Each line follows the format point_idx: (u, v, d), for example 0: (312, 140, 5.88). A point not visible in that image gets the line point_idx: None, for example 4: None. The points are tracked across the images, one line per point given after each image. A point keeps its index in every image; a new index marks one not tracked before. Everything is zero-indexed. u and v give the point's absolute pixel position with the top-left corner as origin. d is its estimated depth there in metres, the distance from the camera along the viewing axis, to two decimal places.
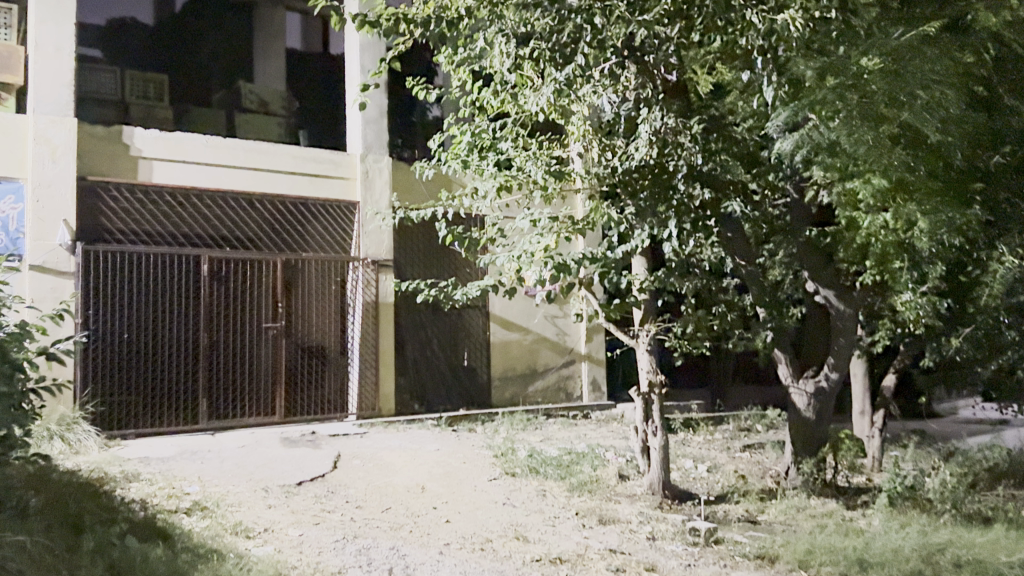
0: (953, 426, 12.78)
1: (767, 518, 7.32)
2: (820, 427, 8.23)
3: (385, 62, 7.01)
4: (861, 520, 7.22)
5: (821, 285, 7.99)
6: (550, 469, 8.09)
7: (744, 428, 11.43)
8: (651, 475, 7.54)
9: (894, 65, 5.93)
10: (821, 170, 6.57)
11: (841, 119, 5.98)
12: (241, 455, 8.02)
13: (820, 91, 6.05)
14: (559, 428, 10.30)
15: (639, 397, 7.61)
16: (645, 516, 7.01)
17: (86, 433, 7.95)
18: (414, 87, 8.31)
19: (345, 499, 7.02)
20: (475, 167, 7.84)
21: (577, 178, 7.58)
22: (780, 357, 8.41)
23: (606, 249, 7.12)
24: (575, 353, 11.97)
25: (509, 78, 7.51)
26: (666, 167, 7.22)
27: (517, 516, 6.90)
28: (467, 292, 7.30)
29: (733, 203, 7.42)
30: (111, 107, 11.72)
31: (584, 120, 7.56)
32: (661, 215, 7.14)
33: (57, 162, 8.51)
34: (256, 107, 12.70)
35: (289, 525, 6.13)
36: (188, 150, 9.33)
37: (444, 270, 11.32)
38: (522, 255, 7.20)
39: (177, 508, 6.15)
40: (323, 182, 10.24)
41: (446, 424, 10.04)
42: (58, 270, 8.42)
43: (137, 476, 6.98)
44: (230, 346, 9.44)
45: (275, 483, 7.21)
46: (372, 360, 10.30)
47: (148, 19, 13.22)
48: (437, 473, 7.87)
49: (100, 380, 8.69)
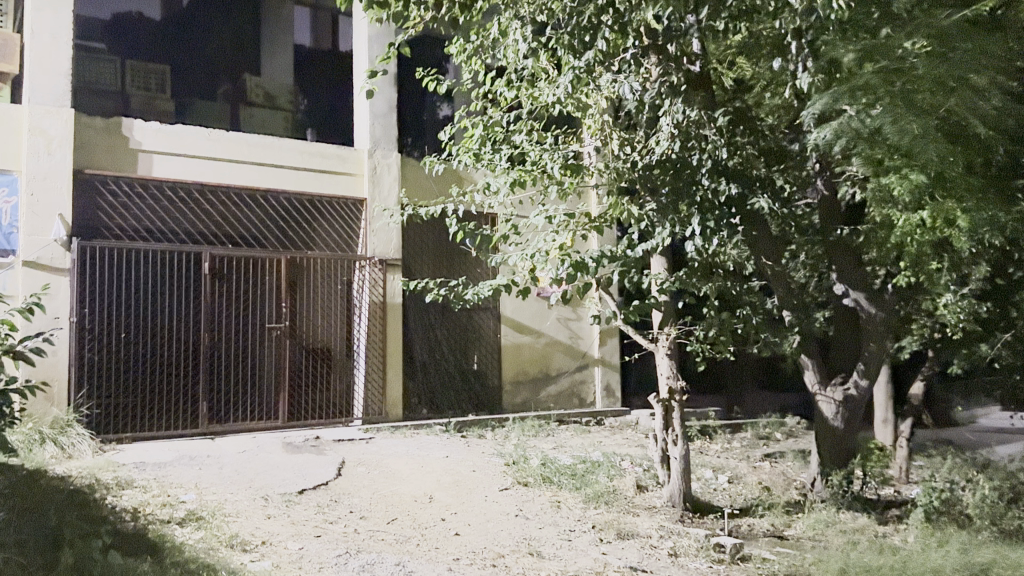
0: (984, 435, 12.33)
1: (794, 534, 6.96)
2: (849, 436, 7.83)
3: (394, 46, 6.56)
4: (895, 537, 6.82)
5: (850, 287, 7.63)
6: (565, 479, 7.69)
7: (763, 436, 11.03)
8: (671, 486, 7.15)
9: (942, 48, 5.08)
10: (861, 161, 6.14)
11: (882, 107, 5.32)
12: (241, 461, 7.67)
13: (864, 76, 5.50)
14: (573, 435, 9.94)
15: (659, 404, 7.18)
16: (666, 531, 6.65)
17: (80, 437, 7.65)
18: (423, 78, 7.89)
19: (349, 509, 6.66)
20: (487, 161, 7.37)
21: (595, 173, 7.12)
22: (806, 363, 8.03)
23: (627, 248, 6.68)
24: (589, 357, 11.63)
25: (525, 64, 7.28)
26: (691, 163, 6.88)
27: (530, 530, 6.51)
28: (478, 292, 6.86)
29: (760, 199, 7.00)
30: (111, 99, 11.52)
31: (600, 113, 7.38)
32: (682, 211, 6.77)
33: (52, 154, 8.15)
34: (260, 101, 12.77)
35: (288, 538, 5.76)
36: (190, 143, 8.97)
37: (455, 269, 11.02)
38: (536, 253, 6.78)
39: (170, 518, 5.79)
40: (328, 178, 9.88)
41: (455, 430, 9.67)
42: (52, 267, 8.06)
43: (131, 482, 6.63)
44: (232, 347, 9.09)
45: (275, 491, 6.84)
46: (379, 363, 9.93)
47: (156, 15, 12.63)
48: (446, 482, 7.50)
49: (98, 382, 8.37)
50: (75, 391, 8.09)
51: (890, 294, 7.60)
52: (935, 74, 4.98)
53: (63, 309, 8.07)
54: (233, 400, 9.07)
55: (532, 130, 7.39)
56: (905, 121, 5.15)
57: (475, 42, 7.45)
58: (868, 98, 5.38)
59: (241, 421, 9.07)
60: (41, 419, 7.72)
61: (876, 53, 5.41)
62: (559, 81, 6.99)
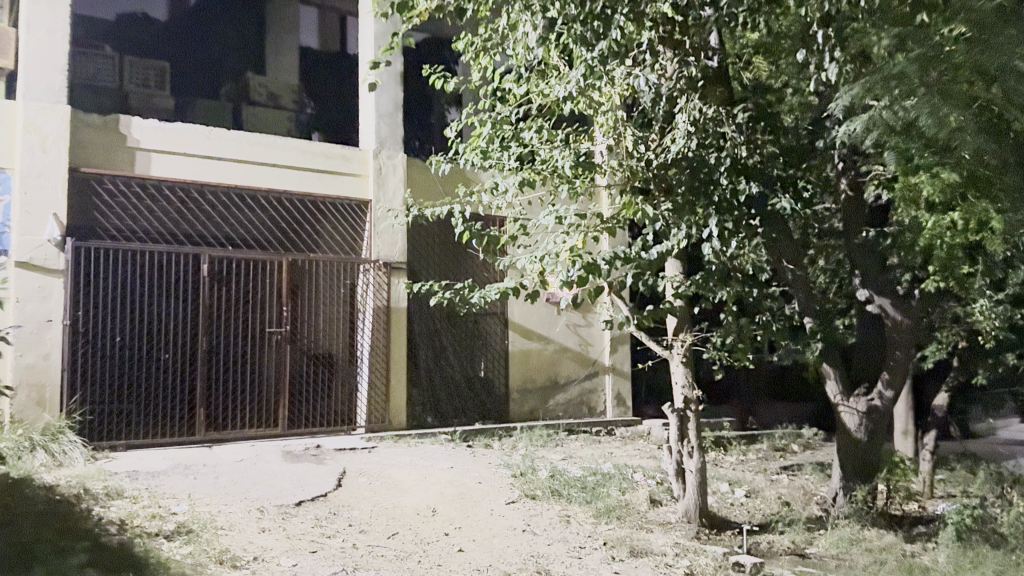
0: (1010, 447, 11.90)
1: (817, 552, 6.61)
2: (873, 448, 7.45)
3: (398, 37, 6.66)
4: (924, 556, 6.46)
5: (876, 293, 7.24)
6: (575, 492, 7.35)
7: (780, 448, 10.66)
8: (686, 501, 6.80)
9: (983, 33, 4.69)
10: (893, 156, 5.79)
11: (918, 96, 4.99)
12: (238, 471, 7.35)
13: (896, 63, 5.17)
14: (583, 445, 9.60)
15: (674, 414, 6.84)
16: (682, 548, 6.31)
17: (72, 444, 7.36)
18: (431, 75, 7.62)
19: (348, 522, 6.34)
20: (496, 160, 7.03)
21: (608, 170, 6.79)
22: (827, 372, 7.66)
23: (640, 249, 6.36)
24: (599, 365, 11.27)
25: (535, 56, 6.97)
26: (708, 161, 6.62)
27: (539, 546, 6.18)
28: (485, 295, 6.54)
29: (780, 198, 6.79)
30: (109, 96, 11.31)
31: (614, 109, 6.97)
32: (700, 211, 6.51)
33: (47, 152, 7.87)
34: (263, 100, 12.41)
35: (281, 553, 5.44)
36: (190, 141, 8.70)
37: (462, 271, 10.64)
38: (546, 256, 6.45)
39: (159, 531, 5.49)
40: (332, 179, 9.58)
41: (461, 439, 9.34)
42: (45, 268, 7.77)
43: (121, 492, 6.33)
44: (231, 353, 8.75)
45: (272, 502, 6.53)
46: (383, 370, 9.63)
47: (161, 15, 12.44)
48: (449, 494, 7.17)
49: (92, 387, 8.05)
50: (68, 396, 7.83)
51: (917, 300, 7.24)
52: (975, 61, 4.65)
53: (57, 312, 7.80)
54: (232, 407, 8.74)
55: (542, 127, 7.06)
56: (942, 112, 4.83)
57: (483, 37, 7.18)
58: (902, 89, 5.07)
59: (240, 429, 8.74)
60: (32, 425, 7.45)
61: (911, 39, 5.07)
62: (571, 74, 6.71)
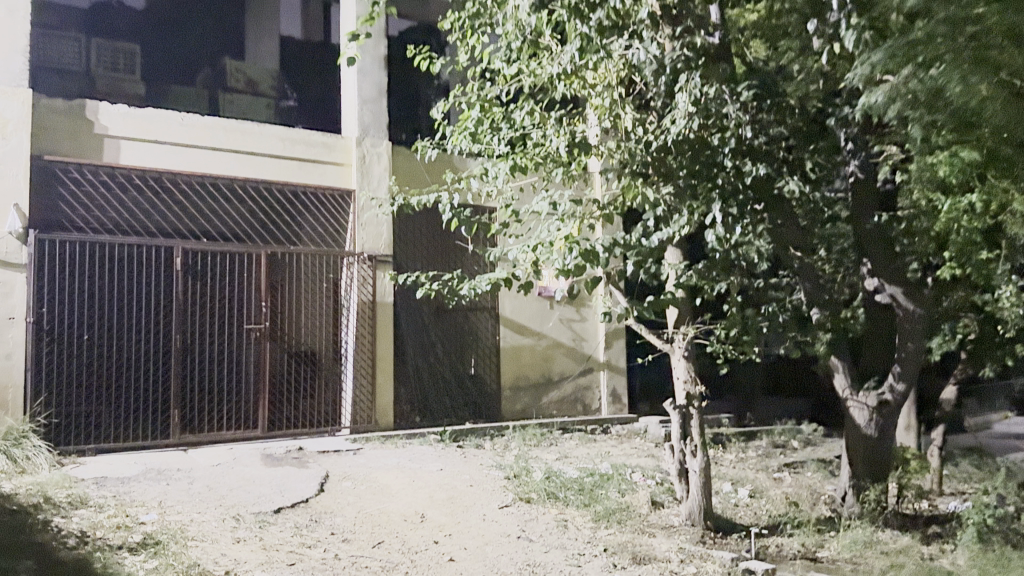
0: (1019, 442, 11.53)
1: (829, 555, 6.24)
2: (885, 445, 7.04)
3: (378, 6, 6.32)
4: (943, 559, 6.12)
5: (887, 282, 6.81)
6: (571, 495, 6.95)
7: (780, 445, 10.29)
8: (690, 503, 6.42)
9: None
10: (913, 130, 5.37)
11: (945, 65, 4.59)
12: (214, 476, 6.91)
13: (921, 28, 4.76)
14: (577, 444, 9.20)
15: (675, 411, 6.43)
16: (687, 553, 5.92)
17: (36, 449, 6.91)
18: (415, 55, 7.12)
19: (330, 530, 5.92)
20: (486, 144, 6.70)
21: (604, 153, 6.37)
22: (838, 365, 7.27)
23: (640, 236, 5.94)
24: (593, 361, 10.84)
25: (530, 28, 6.47)
26: (709, 142, 6.30)
27: (535, 554, 5.77)
28: (474, 286, 6.12)
29: (788, 181, 6.57)
30: (72, 79, 11.11)
31: (610, 88, 6.48)
32: (702, 195, 6.27)
33: (7, 139, 7.36)
34: (241, 86, 12.06)
35: (257, 566, 5.01)
36: (161, 128, 8.21)
37: (450, 262, 10.25)
38: (538, 246, 5.97)
39: (124, 543, 5.04)
40: (313, 167, 9.13)
41: (451, 439, 8.90)
42: (7, 262, 7.30)
43: (85, 500, 5.89)
44: (207, 350, 8.31)
45: (249, 510, 6.09)
46: (369, 368, 9.16)
47: (139, 4, 12.06)
48: (439, 498, 6.76)
49: (60, 389, 7.61)
50: (33, 399, 7.35)
51: (931, 289, 6.86)
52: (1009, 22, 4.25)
53: (20, 309, 7.33)
54: (208, 408, 8.32)
55: (534, 109, 6.59)
56: (972, 79, 4.46)
57: (469, 10, 6.65)
58: (928, 55, 4.66)
59: (218, 430, 8.30)
60: None
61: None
62: (565, 48, 6.27)
